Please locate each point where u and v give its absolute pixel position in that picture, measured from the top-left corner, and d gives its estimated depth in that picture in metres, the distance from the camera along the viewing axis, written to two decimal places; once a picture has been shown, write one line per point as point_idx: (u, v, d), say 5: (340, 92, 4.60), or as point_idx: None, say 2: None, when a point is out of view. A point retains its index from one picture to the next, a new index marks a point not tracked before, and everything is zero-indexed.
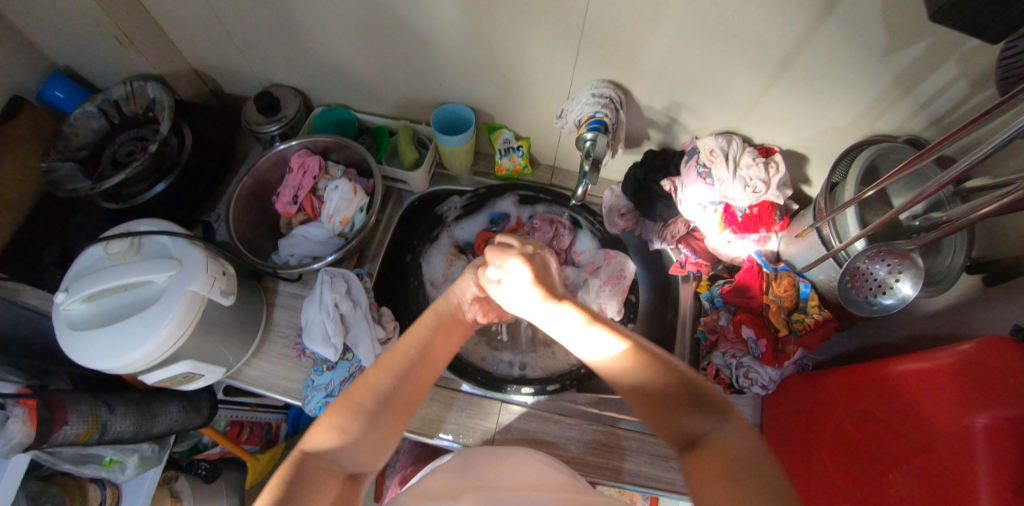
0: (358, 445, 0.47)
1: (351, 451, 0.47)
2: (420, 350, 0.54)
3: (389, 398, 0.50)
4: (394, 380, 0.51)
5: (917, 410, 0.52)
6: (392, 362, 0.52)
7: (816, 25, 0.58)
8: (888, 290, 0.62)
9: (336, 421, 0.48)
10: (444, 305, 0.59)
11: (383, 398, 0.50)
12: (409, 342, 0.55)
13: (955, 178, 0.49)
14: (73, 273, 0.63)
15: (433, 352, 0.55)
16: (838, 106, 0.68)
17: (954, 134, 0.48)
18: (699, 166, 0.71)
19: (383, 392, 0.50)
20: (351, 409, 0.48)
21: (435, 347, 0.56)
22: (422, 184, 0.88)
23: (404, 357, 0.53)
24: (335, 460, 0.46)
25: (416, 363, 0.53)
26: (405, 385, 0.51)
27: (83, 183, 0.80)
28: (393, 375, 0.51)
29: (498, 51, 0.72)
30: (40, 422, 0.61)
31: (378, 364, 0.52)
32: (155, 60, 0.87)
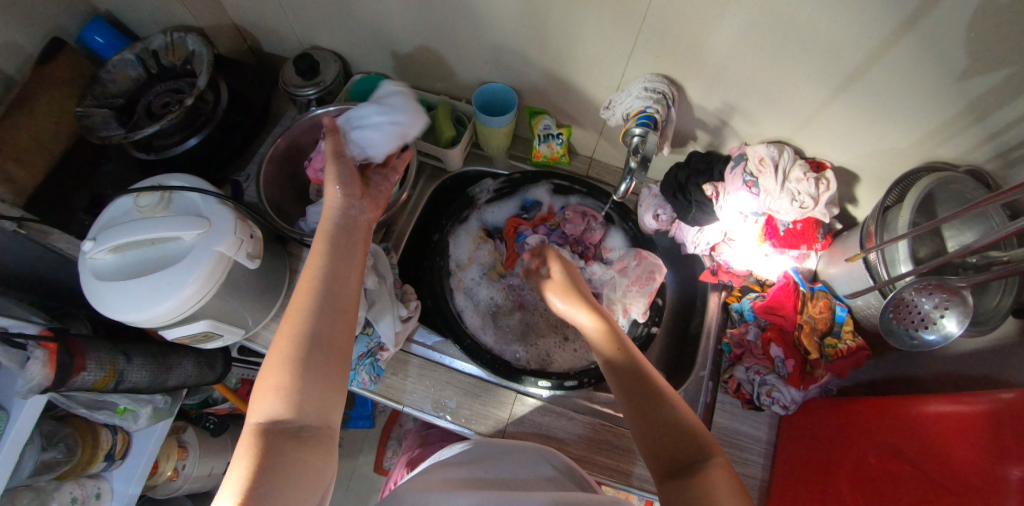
0: (303, 396, 0.46)
1: (302, 406, 0.45)
2: (322, 283, 0.51)
3: (309, 341, 0.48)
4: (311, 322, 0.48)
5: (950, 453, 0.50)
6: (300, 306, 0.49)
7: (896, 37, 0.54)
8: (932, 325, 0.59)
9: (275, 384, 0.46)
10: (335, 221, 0.55)
11: (306, 343, 0.47)
12: (309, 277, 0.51)
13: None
14: (102, 222, 0.63)
15: (341, 281, 0.52)
16: (902, 127, 0.64)
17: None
18: (746, 174, 0.69)
19: (304, 340, 0.47)
20: (280, 366, 0.46)
21: (338, 276, 0.52)
22: (456, 163, 0.86)
23: (310, 293, 0.50)
24: (288, 420, 0.45)
25: (324, 298, 0.50)
26: (324, 320, 0.49)
27: (116, 131, 0.79)
28: (304, 317, 0.48)
29: (550, 33, 0.69)
30: (58, 366, 0.62)
31: (287, 314, 0.49)
32: (196, 11, 0.85)
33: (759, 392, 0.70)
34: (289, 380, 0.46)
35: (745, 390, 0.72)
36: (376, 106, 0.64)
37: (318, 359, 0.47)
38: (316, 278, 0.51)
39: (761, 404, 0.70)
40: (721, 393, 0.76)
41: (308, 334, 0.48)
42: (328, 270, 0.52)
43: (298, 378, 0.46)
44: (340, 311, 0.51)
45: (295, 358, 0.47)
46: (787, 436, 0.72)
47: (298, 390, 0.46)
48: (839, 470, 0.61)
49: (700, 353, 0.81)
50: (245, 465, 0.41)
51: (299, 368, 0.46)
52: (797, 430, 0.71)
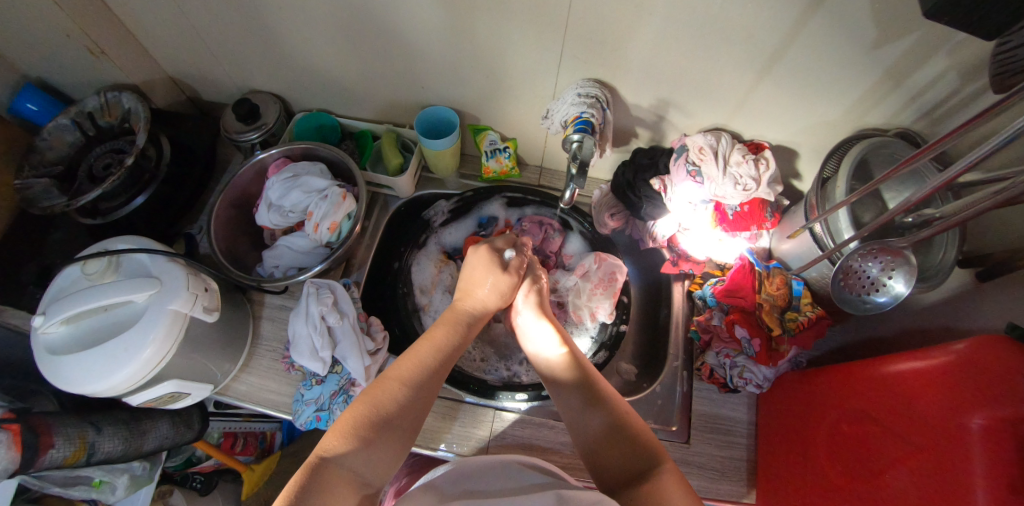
0: (374, 453, 0.47)
1: (370, 465, 0.47)
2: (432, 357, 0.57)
3: (410, 408, 0.51)
4: (410, 391, 0.53)
5: (916, 411, 0.51)
6: (405, 372, 0.54)
7: (805, 18, 0.56)
8: (882, 288, 0.60)
9: (351, 427, 0.48)
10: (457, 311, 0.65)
11: (399, 406, 0.51)
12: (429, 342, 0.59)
13: (952, 178, 0.46)
14: (49, 295, 0.61)
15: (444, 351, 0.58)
16: (829, 101, 0.66)
17: (963, 129, 0.46)
18: (688, 164, 0.71)
19: (394, 403, 0.51)
20: (366, 419, 0.49)
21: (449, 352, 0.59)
22: (409, 189, 0.86)
23: (417, 362, 0.56)
24: (347, 466, 0.45)
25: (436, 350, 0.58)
26: (425, 385, 0.54)
27: (58, 200, 0.77)
28: (410, 384, 0.53)
29: (481, 50, 0.70)
30: (24, 447, 0.60)
31: (399, 365, 0.55)
32: (127, 69, 0.84)
33: (732, 375, 0.72)
34: (373, 432, 0.48)
35: (719, 375, 0.74)
36: (301, 192, 0.74)
37: (393, 425, 0.50)
38: (445, 344, 0.59)
39: (736, 386, 0.73)
40: (697, 380, 0.78)
41: (405, 391, 0.52)
42: (453, 346, 0.60)
43: (380, 430, 0.49)
44: (435, 377, 0.56)
45: (375, 414, 0.50)
46: (765, 413, 0.74)
47: (370, 443, 0.48)
48: (817, 439, 0.63)
49: (672, 344, 0.82)
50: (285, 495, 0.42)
51: (371, 423, 0.49)
52: (774, 405, 0.72)
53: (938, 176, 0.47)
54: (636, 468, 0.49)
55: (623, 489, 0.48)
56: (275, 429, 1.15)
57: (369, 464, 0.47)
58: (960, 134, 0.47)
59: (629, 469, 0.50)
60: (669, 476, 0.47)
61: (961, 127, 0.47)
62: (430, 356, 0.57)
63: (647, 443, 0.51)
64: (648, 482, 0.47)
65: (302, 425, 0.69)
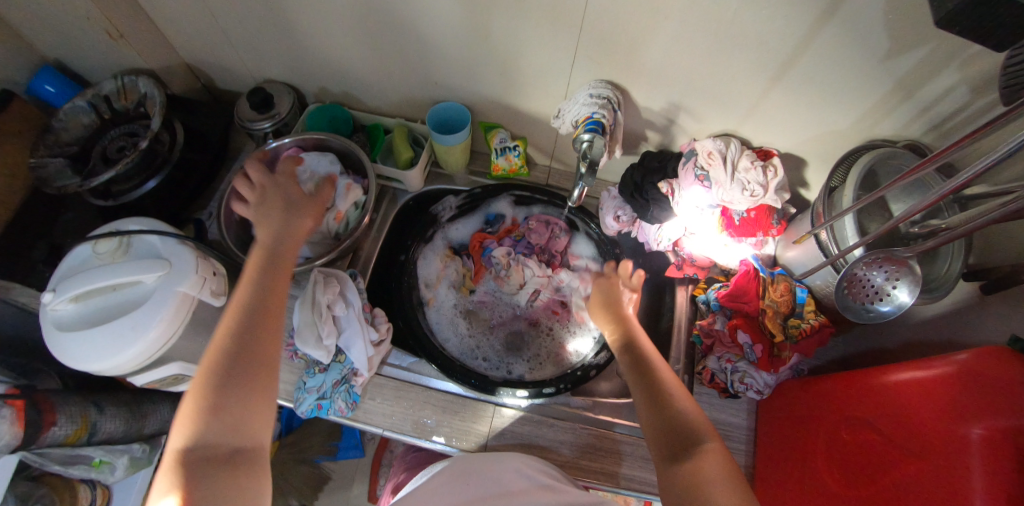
0: (227, 417, 0.44)
1: (233, 429, 0.44)
2: (242, 302, 0.50)
3: (239, 364, 0.46)
4: (235, 344, 0.47)
5: (916, 420, 0.51)
6: (229, 326, 0.48)
7: (817, 27, 0.57)
8: (885, 297, 0.60)
9: (194, 407, 0.44)
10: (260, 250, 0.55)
11: (232, 364, 0.46)
12: (247, 291, 0.51)
13: (958, 186, 0.46)
14: (60, 272, 0.61)
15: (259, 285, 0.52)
16: (839, 111, 0.67)
17: (970, 137, 0.46)
18: (698, 168, 0.71)
19: (229, 367, 0.46)
20: (202, 397, 0.45)
21: (268, 288, 0.52)
22: (417, 184, 0.87)
23: (237, 313, 0.49)
24: (211, 443, 0.43)
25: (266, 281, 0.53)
26: (257, 338, 0.48)
27: (72, 180, 0.79)
28: (234, 343, 0.47)
29: (495, 48, 0.71)
30: (27, 423, 0.60)
31: (221, 324, 0.49)
32: (145, 55, 0.85)
33: (732, 380, 0.72)
34: (216, 399, 0.44)
35: (719, 380, 0.74)
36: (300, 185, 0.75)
37: (238, 389, 0.45)
38: (253, 284, 0.52)
39: (737, 391, 0.72)
40: (697, 385, 0.78)
41: (230, 355, 0.47)
42: (266, 284, 0.52)
43: (221, 397, 0.45)
44: (263, 316, 0.50)
45: (213, 387, 0.45)
46: (765, 420, 0.73)
47: (223, 413, 0.44)
48: (817, 446, 0.63)
49: (674, 348, 0.82)
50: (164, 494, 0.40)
51: (216, 393, 0.45)
52: (774, 411, 0.72)
53: (942, 185, 0.47)
54: (686, 448, 0.50)
55: (669, 472, 0.50)
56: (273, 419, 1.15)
57: (235, 424, 0.45)
58: (963, 144, 0.47)
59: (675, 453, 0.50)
60: (716, 463, 0.48)
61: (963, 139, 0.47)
62: (245, 299, 0.50)
63: (694, 427, 0.51)
64: (696, 465, 0.48)
65: (303, 413, 0.69)
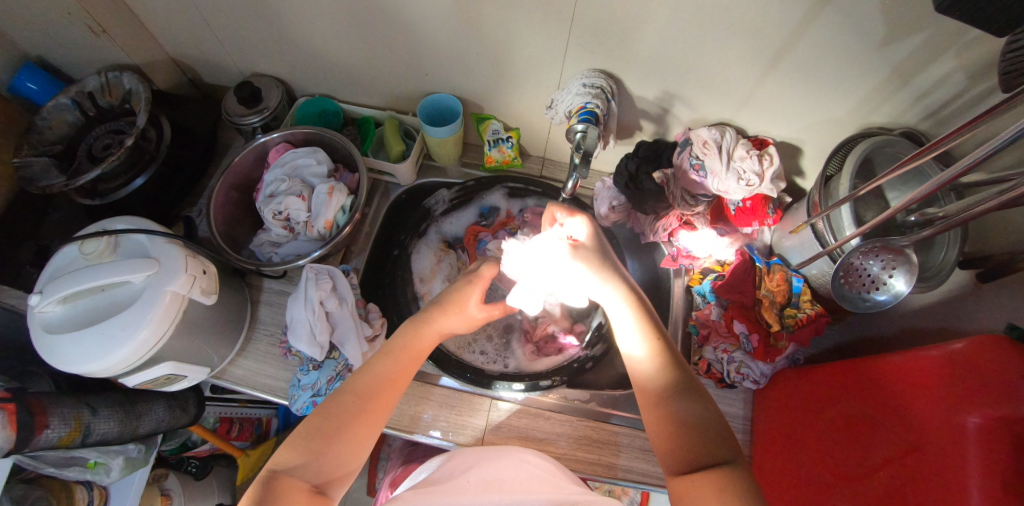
0: (323, 459, 0.47)
1: (319, 469, 0.47)
2: (381, 367, 0.53)
3: (355, 418, 0.50)
4: (357, 400, 0.50)
5: (913, 409, 0.51)
6: (354, 380, 0.52)
7: (813, 14, 0.56)
8: (882, 286, 0.59)
9: (301, 438, 0.48)
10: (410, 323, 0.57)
11: (346, 418, 0.49)
12: (381, 356, 0.53)
13: (958, 175, 0.45)
14: (47, 274, 0.60)
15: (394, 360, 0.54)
16: (835, 98, 0.66)
17: (973, 123, 0.45)
18: (692, 158, 0.70)
19: (344, 415, 0.49)
20: (313, 432, 0.48)
21: (399, 365, 0.54)
22: (409, 176, 0.86)
23: (370, 371, 0.52)
24: (301, 476, 0.46)
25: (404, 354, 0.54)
26: (376, 396, 0.51)
27: (57, 179, 0.77)
28: (358, 397, 0.51)
29: (485, 38, 0.70)
30: (19, 426, 0.60)
31: (351, 374, 0.52)
32: (129, 49, 0.83)
33: (729, 370, 0.72)
34: (325, 445, 0.48)
35: (715, 370, 0.74)
36: (286, 185, 0.75)
37: (344, 438, 0.49)
38: (391, 354, 0.54)
39: (733, 381, 0.72)
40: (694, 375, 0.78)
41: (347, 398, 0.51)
42: (400, 356, 0.54)
43: (330, 444, 0.48)
44: (388, 384, 0.52)
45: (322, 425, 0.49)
46: (762, 410, 0.74)
47: (323, 454, 0.47)
48: (814, 435, 0.63)
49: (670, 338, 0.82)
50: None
51: (323, 435, 0.48)
52: (770, 400, 0.72)
53: (941, 173, 0.46)
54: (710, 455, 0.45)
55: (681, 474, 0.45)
56: (271, 415, 1.14)
57: (326, 468, 0.47)
58: (961, 133, 0.46)
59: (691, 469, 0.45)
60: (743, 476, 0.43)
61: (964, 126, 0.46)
62: (380, 362, 0.53)
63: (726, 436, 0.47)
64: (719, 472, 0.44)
65: (298, 410, 0.68)
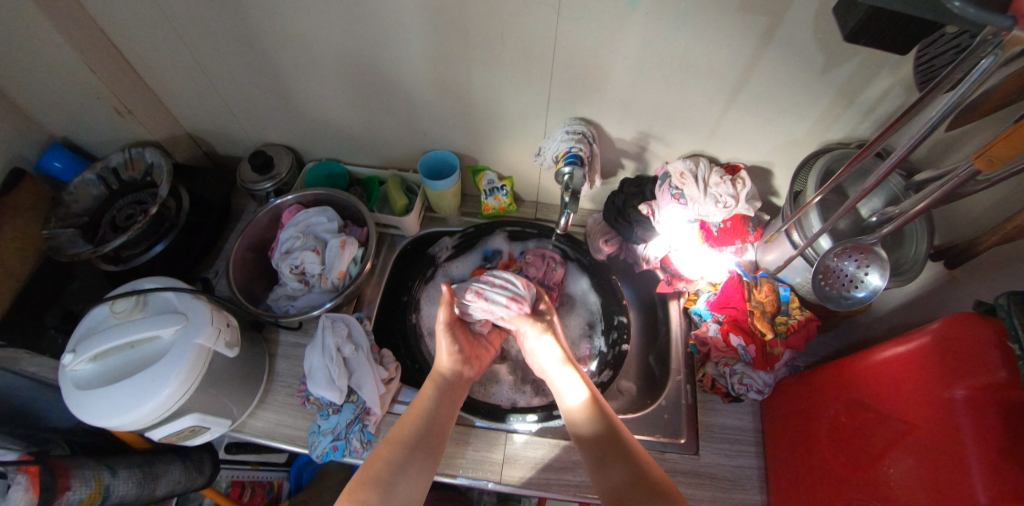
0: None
1: None
2: (423, 416, 0.65)
3: (400, 465, 0.59)
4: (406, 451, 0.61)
5: (907, 392, 0.54)
6: (400, 435, 0.63)
7: (759, 52, 0.65)
8: (860, 284, 0.65)
9: (356, 489, 0.56)
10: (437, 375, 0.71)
11: (395, 466, 0.59)
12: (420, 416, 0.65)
13: (902, 159, 0.50)
14: (78, 335, 0.63)
15: (432, 418, 0.65)
16: (790, 121, 0.74)
17: (893, 126, 0.53)
18: (672, 189, 0.77)
19: (397, 460, 0.59)
20: (368, 483, 0.56)
21: (438, 410, 0.67)
22: (414, 227, 0.93)
23: (410, 425, 0.64)
24: None
25: (441, 398, 0.68)
26: (418, 447, 0.62)
27: (84, 247, 0.81)
28: (402, 445, 0.61)
29: (476, 96, 0.79)
30: (42, 488, 0.60)
31: (393, 431, 0.63)
32: (152, 127, 0.91)
33: (733, 382, 0.75)
34: (377, 494, 0.55)
35: (720, 385, 0.77)
36: (300, 241, 0.80)
37: (401, 485, 0.57)
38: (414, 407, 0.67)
39: (738, 394, 0.75)
40: (701, 392, 0.81)
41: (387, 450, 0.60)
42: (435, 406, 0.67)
43: (384, 488, 0.56)
44: (434, 430, 0.64)
45: (373, 469, 0.58)
46: (771, 417, 0.75)
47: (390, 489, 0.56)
48: (821, 434, 0.65)
49: (674, 359, 0.85)
50: None
51: (383, 480, 0.57)
52: (778, 410, 0.74)
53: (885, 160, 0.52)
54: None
55: None
56: (282, 478, 1.11)
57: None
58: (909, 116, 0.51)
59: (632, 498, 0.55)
60: None
61: (892, 126, 0.53)
62: (417, 415, 0.65)
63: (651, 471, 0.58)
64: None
65: (319, 458, 0.69)
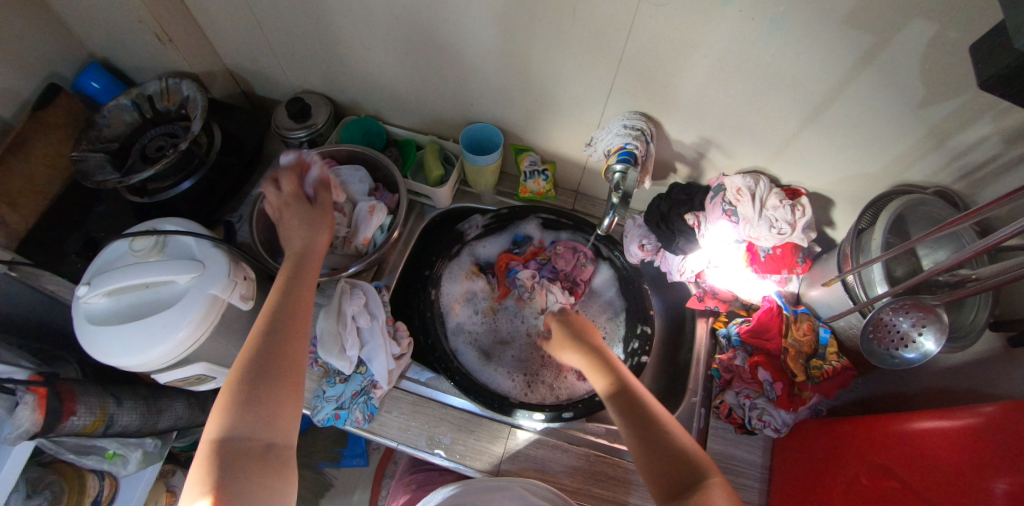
0: (258, 420, 0.50)
1: (260, 429, 0.50)
2: (268, 323, 0.56)
3: (260, 376, 0.52)
4: (258, 360, 0.53)
5: (942, 470, 0.50)
6: (254, 344, 0.54)
7: (854, 73, 0.58)
8: (911, 343, 0.59)
9: (225, 406, 0.50)
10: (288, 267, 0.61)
11: (259, 374, 0.52)
12: (289, 340, 0.56)
13: (996, 243, 0.45)
14: (95, 267, 0.63)
15: (285, 317, 0.57)
16: (868, 154, 0.67)
17: (1006, 198, 0.46)
18: (725, 204, 0.71)
19: (256, 367, 0.52)
20: (237, 393, 0.51)
21: (290, 306, 0.57)
22: (445, 200, 0.89)
23: (258, 334, 0.55)
24: (242, 438, 0.48)
25: (291, 290, 0.59)
26: (279, 346, 0.54)
27: (111, 175, 0.79)
28: (255, 353, 0.53)
29: (532, 73, 0.73)
30: (48, 411, 0.61)
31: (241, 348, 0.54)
32: (191, 58, 0.87)
33: (751, 416, 0.72)
34: (244, 405, 0.50)
35: (736, 415, 0.74)
36: None
37: (271, 390, 0.51)
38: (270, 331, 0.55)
39: (754, 428, 0.72)
40: (713, 418, 0.78)
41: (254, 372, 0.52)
42: (281, 307, 0.58)
43: (250, 399, 0.50)
44: (293, 322, 0.57)
45: (245, 391, 0.50)
46: (783, 456, 0.72)
47: (253, 399, 0.50)
48: (832, 493, 0.61)
49: (692, 380, 0.82)
50: (200, 477, 0.46)
51: (250, 388, 0.51)
52: (793, 452, 0.71)
53: (981, 242, 0.47)
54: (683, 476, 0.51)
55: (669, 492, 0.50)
56: None
57: (269, 418, 0.51)
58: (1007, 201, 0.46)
59: (676, 483, 0.50)
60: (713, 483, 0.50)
61: (1003, 198, 0.47)
62: (268, 323, 0.56)
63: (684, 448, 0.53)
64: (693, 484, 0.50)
65: (320, 421, 0.70)
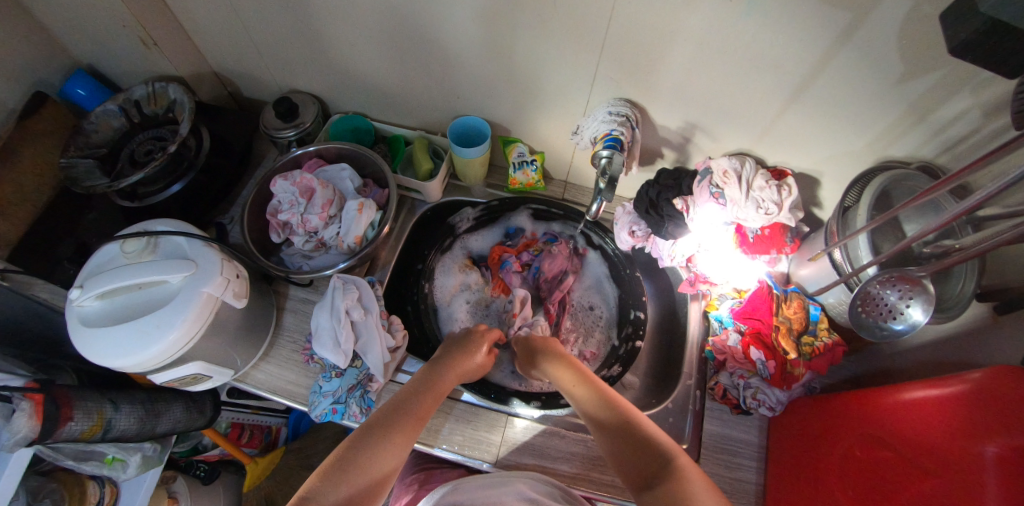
0: (337, 488, 0.51)
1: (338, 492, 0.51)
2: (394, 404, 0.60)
3: (372, 446, 0.55)
4: (372, 432, 0.56)
5: (934, 438, 0.51)
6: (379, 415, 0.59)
7: (833, 51, 0.58)
8: (899, 315, 0.60)
9: (327, 467, 0.53)
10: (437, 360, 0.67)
11: (368, 444, 0.55)
12: (399, 435, 0.58)
13: (972, 208, 0.46)
14: (88, 270, 0.63)
15: (412, 401, 0.61)
16: (851, 132, 0.68)
17: (970, 166, 0.47)
18: (712, 186, 0.71)
19: (367, 439, 0.56)
20: (338, 456, 0.54)
21: (423, 397, 0.62)
22: (436, 194, 0.90)
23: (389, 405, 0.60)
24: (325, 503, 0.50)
25: (430, 385, 0.64)
26: (396, 424, 0.58)
27: (100, 180, 0.80)
28: (378, 423, 0.58)
29: (516, 64, 0.73)
30: (45, 417, 0.61)
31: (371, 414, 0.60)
32: (176, 62, 0.87)
33: (745, 396, 0.73)
34: (342, 471, 0.53)
35: (732, 396, 0.75)
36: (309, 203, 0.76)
37: (370, 458, 0.54)
38: (396, 408, 0.60)
39: (749, 407, 0.73)
40: (709, 400, 0.78)
41: (366, 433, 0.56)
42: (420, 394, 0.62)
43: (352, 462, 0.54)
44: (420, 408, 0.61)
45: (348, 453, 0.54)
46: (779, 434, 0.73)
47: (346, 468, 0.53)
48: (828, 467, 0.62)
49: (686, 363, 0.83)
50: None
51: (355, 457, 0.54)
52: (788, 429, 0.72)
53: (958, 205, 0.48)
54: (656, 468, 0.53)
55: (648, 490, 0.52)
56: (281, 424, 1.18)
57: (356, 488, 0.52)
58: (979, 164, 0.47)
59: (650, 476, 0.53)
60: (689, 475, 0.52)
61: (977, 160, 0.47)
62: (395, 403, 0.61)
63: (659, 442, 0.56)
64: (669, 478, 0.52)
65: (317, 417, 0.70)
